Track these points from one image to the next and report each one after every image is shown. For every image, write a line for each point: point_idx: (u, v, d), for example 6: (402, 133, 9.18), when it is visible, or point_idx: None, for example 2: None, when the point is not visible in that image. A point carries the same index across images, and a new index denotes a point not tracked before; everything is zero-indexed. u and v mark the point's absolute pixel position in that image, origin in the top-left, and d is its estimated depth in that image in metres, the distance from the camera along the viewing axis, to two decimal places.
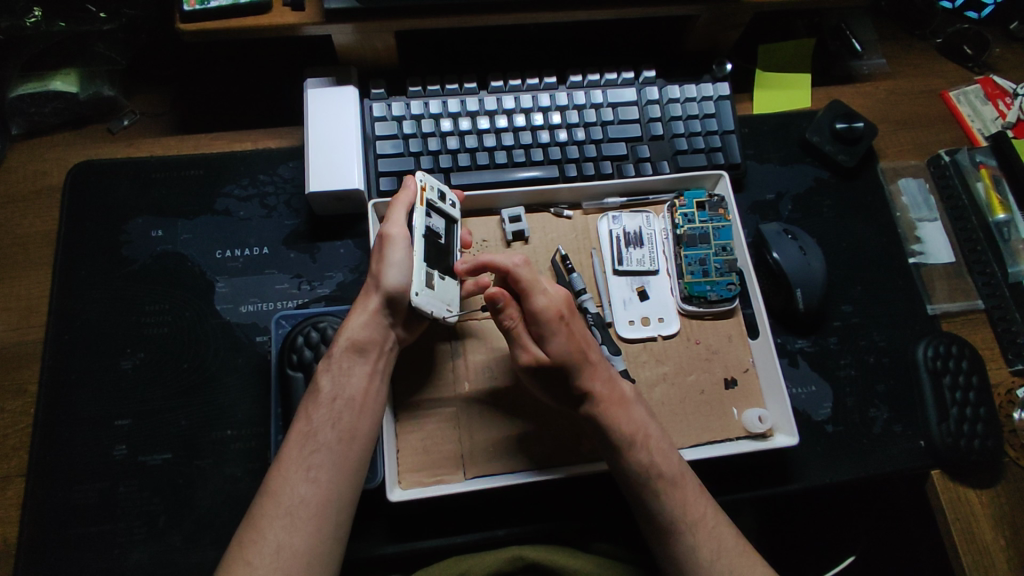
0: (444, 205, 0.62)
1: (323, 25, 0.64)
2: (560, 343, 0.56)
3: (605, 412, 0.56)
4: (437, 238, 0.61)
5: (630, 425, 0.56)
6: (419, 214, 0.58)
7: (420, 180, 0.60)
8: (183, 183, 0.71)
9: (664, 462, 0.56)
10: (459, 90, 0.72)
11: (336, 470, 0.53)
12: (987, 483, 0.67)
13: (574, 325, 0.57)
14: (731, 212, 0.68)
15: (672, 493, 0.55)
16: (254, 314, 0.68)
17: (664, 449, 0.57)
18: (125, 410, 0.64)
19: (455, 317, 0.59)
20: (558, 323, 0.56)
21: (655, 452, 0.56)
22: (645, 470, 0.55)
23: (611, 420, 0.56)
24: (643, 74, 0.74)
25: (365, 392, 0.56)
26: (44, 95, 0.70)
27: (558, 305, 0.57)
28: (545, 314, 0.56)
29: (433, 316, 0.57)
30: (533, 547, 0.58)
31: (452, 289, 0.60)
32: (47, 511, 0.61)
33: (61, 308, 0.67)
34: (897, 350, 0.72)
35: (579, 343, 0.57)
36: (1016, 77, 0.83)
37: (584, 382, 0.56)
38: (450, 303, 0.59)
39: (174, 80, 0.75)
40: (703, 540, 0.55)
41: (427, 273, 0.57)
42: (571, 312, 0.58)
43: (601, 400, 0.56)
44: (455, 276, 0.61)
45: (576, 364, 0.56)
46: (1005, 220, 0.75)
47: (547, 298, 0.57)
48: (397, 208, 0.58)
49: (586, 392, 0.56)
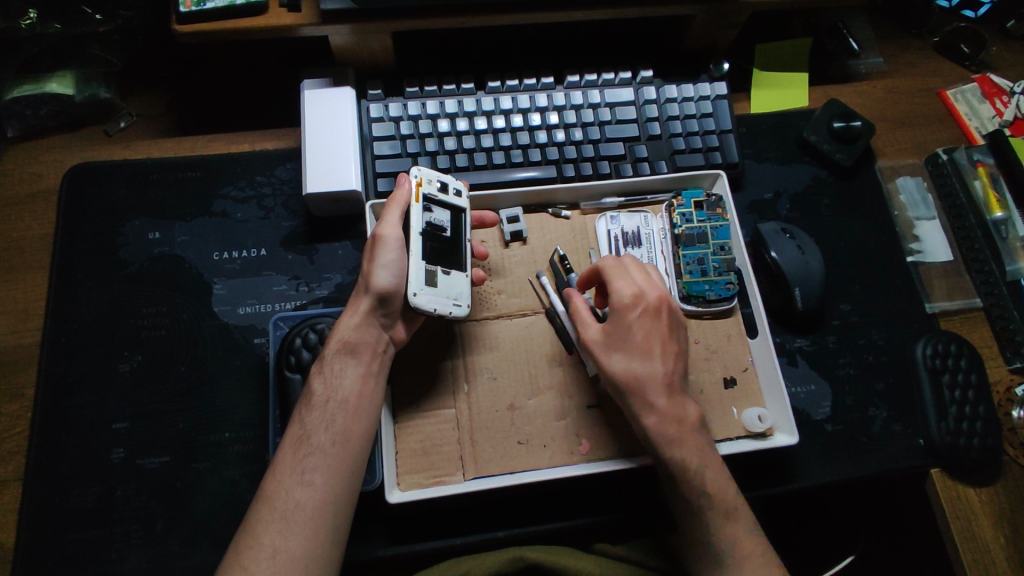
0: (445, 196, 0.61)
1: (320, 26, 0.64)
2: (617, 331, 0.57)
3: (665, 429, 0.54)
4: (441, 233, 0.60)
5: (685, 449, 0.54)
6: (415, 212, 0.59)
7: (415, 176, 0.60)
8: (179, 185, 0.71)
9: (722, 491, 0.55)
10: (456, 91, 0.71)
11: (332, 473, 0.52)
12: (986, 481, 0.66)
13: (645, 320, 0.57)
14: (729, 212, 0.68)
15: (722, 526, 0.54)
16: (250, 316, 0.68)
17: (718, 475, 0.55)
18: (122, 413, 0.64)
19: (464, 309, 0.59)
20: (621, 307, 0.57)
21: (710, 480, 0.54)
22: (696, 499, 0.54)
23: (672, 438, 0.54)
24: (640, 74, 0.74)
25: (358, 393, 0.56)
26: (40, 98, 0.70)
27: (635, 289, 0.58)
28: (620, 297, 0.57)
29: (436, 314, 0.58)
30: (531, 547, 0.59)
31: (462, 283, 0.60)
32: (44, 515, 0.60)
33: (58, 311, 0.66)
34: (896, 349, 0.72)
35: (645, 338, 0.57)
36: (1012, 75, 0.84)
37: (646, 388, 0.55)
38: (458, 297, 0.59)
39: (169, 81, 0.75)
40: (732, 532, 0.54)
41: (427, 271, 0.58)
42: (645, 306, 0.57)
43: (664, 413, 0.55)
44: (463, 267, 0.60)
45: (634, 360, 0.56)
46: (1002, 219, 0.75)
47: (626, 286, 0.58)
48: (391, 207, 0.58)
49: (645, 399, 0.55)
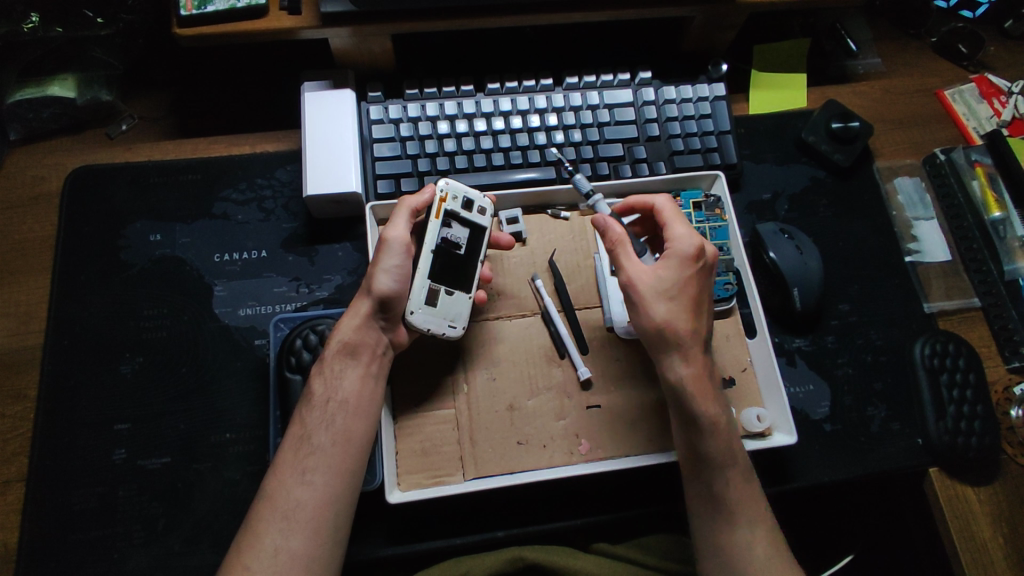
0: (468, 214, 0.61)
1: (320, 29, 0.64)
2: (676, 275, 0.57)
3: (700, 384, 0.56)
4: (455, 249, 0.61)
5: (714, 407, 0.56)
6: (434, 228, 0.59)
7: (441, 190, 0.60)
8: (180, 187, 0.71)
9: (739, 461, 0.56)
10: (455, 93, 0.72)
11: (332, 473, 0.52)
12: (984, 480, 0.67)
13: (697, 274, 0.58)
14: (728, 213, 0.69)
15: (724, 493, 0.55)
16: (251, 318, 0.68)
17: (734, 441, 0.57)
18: (124, 414, 0.64)
19: (459, 331, 0.60)
20: (685, 257, 0.57)
21: (730, 443, 0.56)
22: (710, 463, 0.55)
23: (704, 393, 0.55)
24: (639, 76, 0.74)
25: (358, 394, 0.56)
26: (42, 100, 0.70)
27: (697, 242, 0.58)
28: (681, 244, 0.58)
29: (429, 331, 0.59)
30: (531, 548, 0.59)
31: (463, 304, 0.60)
32: (47, 515, 0.61)
33: (61, 313, 0.67)
34: (895, 349, 0.72)
35: (695, 291, 0.57)
36: (1010, 75, 0.84)
37: (688, 339, 0.56)
38: (455, 318, 0.60)
39: (170, 84, 0.75)
40: (759, 533, 0.54)
41: (429, 289, 0.59)
42: (704, 261, 0.58)
43: (701, 369, 0.56)
44: (470, 288, 0.60)
45: (684, 311, 0.56)
46: (1000, 219, 0.76)
47: (685, 235, 0.59)
48: (400, 211, 0.60)
49: (684, 352, 0.56)
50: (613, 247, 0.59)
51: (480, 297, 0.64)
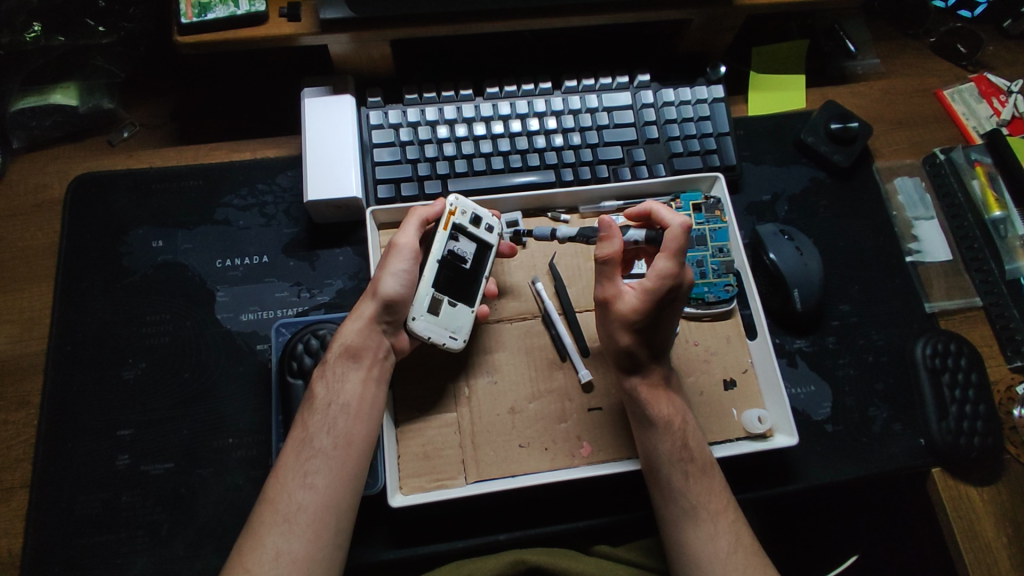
0: (476, 229, 0.62)
1: (319, 35, 0.65)
2: (647, 310, 0.55)
3: (653, 394, 0.58)
4: (460, 263, 0.61)
5: (669, 408, 0.58)
6: (441, 240, 0.60)
7: (451, 204, 0.61)
8: (181, 193, 0.72)
9: (699, 447, 0.58)
10: (455, 98, 0.72)
11: (334, 476, 0.53)
12: (987, 480, 0.66)
13: (668, 308, 0.56)
14: (728, 215, 0.69)
15: (699, 480, 0.56)
16: (253, 323, 0.68)
17: (695, 436, 0.58)
18: (127, 420, 0.64)
19: (460, 343, 0.60)
20: (656, 299, 0.55)
21: (690, 437, 0.58)
22: (677, 453, 0.57)
23: (655, 399, 0.58)
24: (638, 78, 0.75)
25: (359, 398, 0.56)
26: (44, 109, 0.71)
27: (673, 285, 0.54)
28: (659, 282, 0.54)
29: (431, 341, 0.60)
30: (534, 551, 0.59)
31: (465, 317, 0.61)
32: (49, 521, 0.61)
33: (63, 320, 0.67)
34: (895, 349, 0.72)
35: (664, 320, 0.57)
36: (1009, 74, 0.84)
37: (645, 357, 0.58)
38: (456, 330, 0.60)
39: (171, 92, 0.76)
40: (723, 529, 0.54)
41: (432, 298, 0.60)
42: (674, 297, 0.55)
43: (652, 379, 0.59)
44: (472, 302, 0.61)
45: (646, 334, 0.57)
46: (1001, 218, 0.76)
47: (672, 272, 0.54)
48: (411, 220, 0.60)
49: (639, 366, 0.59)
50: (601, 265, 0.56)
51: (482, 311, 0.63)
